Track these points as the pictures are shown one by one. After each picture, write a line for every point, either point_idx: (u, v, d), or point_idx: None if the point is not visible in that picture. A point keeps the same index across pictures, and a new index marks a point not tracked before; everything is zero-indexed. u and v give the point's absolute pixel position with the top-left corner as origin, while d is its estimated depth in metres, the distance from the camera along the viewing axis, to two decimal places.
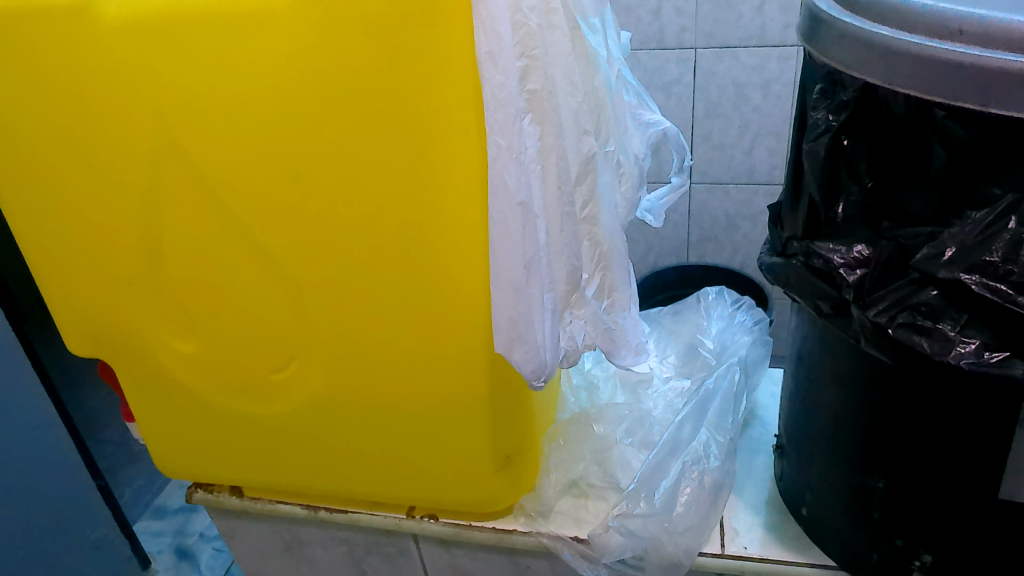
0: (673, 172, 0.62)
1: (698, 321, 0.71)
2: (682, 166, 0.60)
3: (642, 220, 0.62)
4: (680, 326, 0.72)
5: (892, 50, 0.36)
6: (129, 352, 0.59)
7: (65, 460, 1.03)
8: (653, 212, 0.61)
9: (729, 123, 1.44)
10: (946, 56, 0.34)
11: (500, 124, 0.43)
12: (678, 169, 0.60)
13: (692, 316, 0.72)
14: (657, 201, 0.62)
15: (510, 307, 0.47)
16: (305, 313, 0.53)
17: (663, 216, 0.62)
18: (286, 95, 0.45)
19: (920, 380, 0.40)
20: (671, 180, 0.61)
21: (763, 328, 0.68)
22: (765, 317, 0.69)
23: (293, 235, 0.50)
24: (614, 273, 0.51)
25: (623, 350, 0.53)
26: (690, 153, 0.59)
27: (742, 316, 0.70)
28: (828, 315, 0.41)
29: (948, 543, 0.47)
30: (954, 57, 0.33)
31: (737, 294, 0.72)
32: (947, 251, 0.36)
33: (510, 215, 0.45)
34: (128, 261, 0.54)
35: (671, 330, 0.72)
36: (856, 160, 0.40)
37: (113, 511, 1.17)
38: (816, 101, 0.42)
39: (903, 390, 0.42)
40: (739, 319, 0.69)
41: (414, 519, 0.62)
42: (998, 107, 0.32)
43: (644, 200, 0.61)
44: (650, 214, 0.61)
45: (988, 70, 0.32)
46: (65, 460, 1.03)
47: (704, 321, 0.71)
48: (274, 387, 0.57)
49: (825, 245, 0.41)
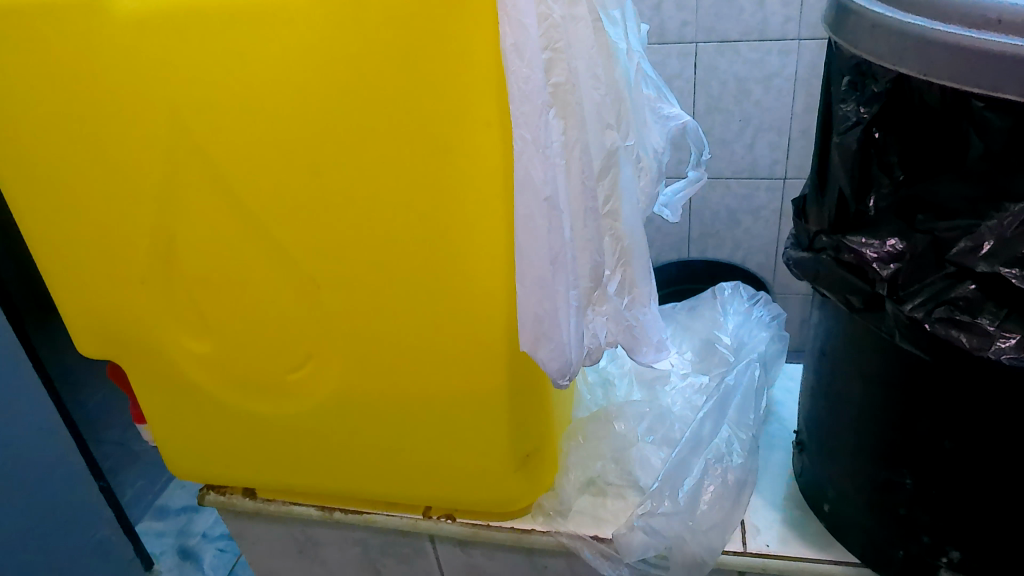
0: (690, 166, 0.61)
1: (714, 317, 0.71)
2: (699, 159, 0.59)
3: (658, 214, 0.62)
4: (695, 322, 0.72)
5: (928, 39, 0.35)
6: (142, 353, 0.58)
7: (68, 461, 1.02)
8: (670, 207, 0.61)
9: (730, 117, 1.44)
10: (986, 46, 0.33)
11: (525, 118, 0.42)
12: (695, 164, 0.59)
13: (707, 312, 0.72)
14: (674, 195, 0.61)
15: (535, 303, 0.47)
16: (322, 313, 0.52)
17: (679, 211, 0.62)
18: (305, 90, 0.44)
19: (953, 376, 0.40)
20: (688, 174, 0.60)
21: (780, 323, 0.68)
22: (781, 313, 0.69)
23: (310, 234, 0.49)
24: (636, 270, 0.51)
25: (644, 347, 0.52)
26: (707, 147, 0.59)
27: (758, 312, 0.70)
28: (860, 309, 0.41)
29: (977, 540, 0.46)
30: (994, 47, 0.33)
31: (753, 289, 0.72)
32: (985, 245, 0.35)
33: (535, 210, 0.44)
34: (141, 261, 0.53)
35: (686, 325, 0.72)
36: (887, 152, 0.39)
37: (115, 511, 1.16)
38: (844, 93, 0.41)
39: (935, 386, 0.41)
40: (756, 315, 0.69)
41: (431, 519, 0.62)
42: None
43: (660, 195, 0.60)
44: (666, 209, 0.60)
45: None
46: (68, 461, 1.02)
47: (720, 317, 0.71)
48: (289, 387, 0.56)
49: (858, 238, 0.40)
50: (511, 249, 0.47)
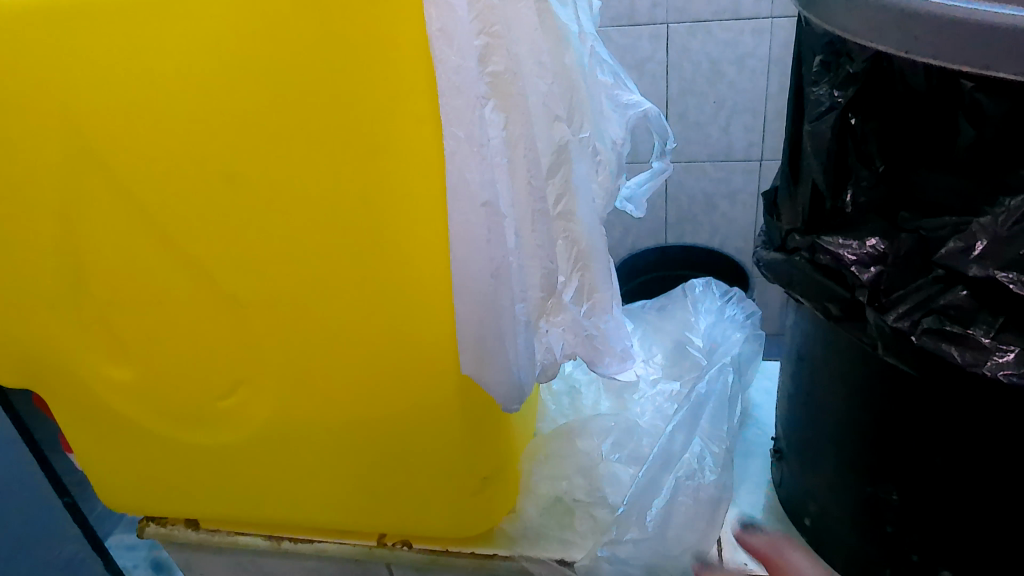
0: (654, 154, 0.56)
1: (686, 317, 0.67)
2: (663, 149, 0.54)
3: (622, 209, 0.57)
4: (666, 323, 0.67)
5: (910, 11, 0.31)
6: (58, 382, 0.52)
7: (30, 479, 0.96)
8: (634, 201, 0.56)
9: (705, 100, 1.39)
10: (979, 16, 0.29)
11: (456, 113, 0.38)
12: (659, 154, 0.54)
13: (679, 312, 0.68)
14: (638, 189, 0.56)
15: (475, 322, 0.43)
16: (249, 333, 0.47)
17: (644, 204, 0.57)
18: (212, 88, 0.39)
19: (946, 389, 0.35)
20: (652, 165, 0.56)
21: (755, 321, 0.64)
22: (755, 310, 0.65)
23: (227, 248, 0.44)
24: (595, 273, 0.46)
25: (606, 357, 0.48)
26: (671, 135, 0.54)
27: (732, 310, 0.66)
28: (838, 318, 0.36)
29: (971, 562, 0.42)
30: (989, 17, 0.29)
31: (726, 285, 0.68)
32: (977, 246, 0.31)
33: (473, 217, 0.40)
34: (46, 284, 0.47)
35: (656, 327, 0.68)
36: (866, 141, 0.35)
37: None
38: (817, 75, 0.37)
39: (924, 401, 0.37)
40: (729, 313, 0.65)
41: (386, 547, 0.57)
42: None
43: (622, 188, 0.55)
44: (630, 205, 0.56)
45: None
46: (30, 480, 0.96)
47: (691, 317, 0.67)
48: (219, 415, 0.51)
49: (834, 239, 0.36)
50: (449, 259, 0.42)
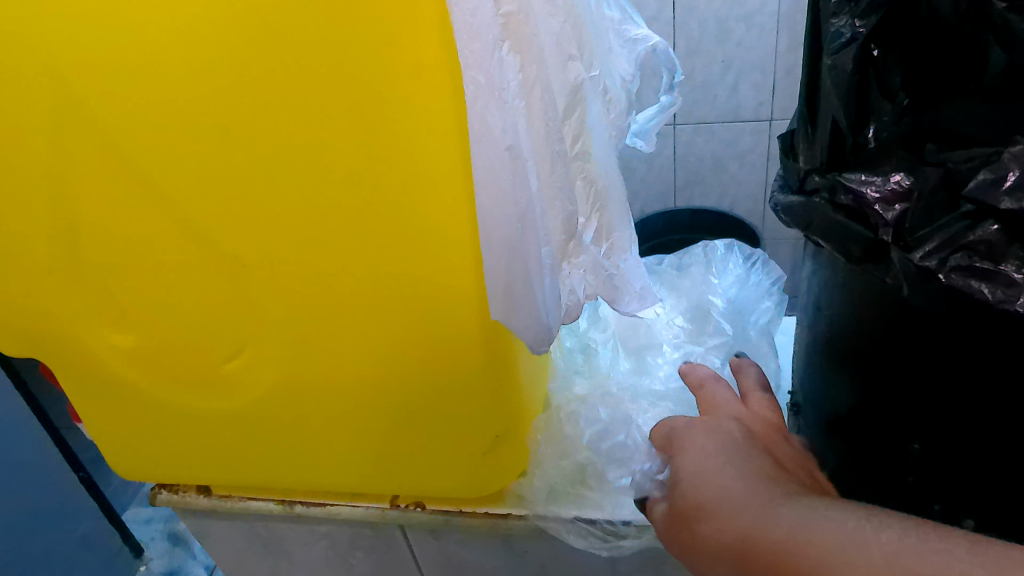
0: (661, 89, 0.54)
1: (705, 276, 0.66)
2: (671, 84, 0.53)
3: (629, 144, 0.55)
4: (685, 282, 0.66)
5: None
6: (61, 350, 0.51)
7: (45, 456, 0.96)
8: (642, 135, 0.55)
9: (712, 59, 1.36)
10: None
11: (475, 57, 0.36)
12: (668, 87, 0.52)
13: (697, 270, 0.67)
14: (645, 123, 0.54)
15: (503, 269, 0.41)
16: (253, 295, 0.46)
17: (651, 138, 0.55)
18: (204, 38, 0.37)
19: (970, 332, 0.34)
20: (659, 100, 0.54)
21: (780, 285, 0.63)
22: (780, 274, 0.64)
23: (226, 208, 0.43)
24: (612, 213, 0.45)
25: (627, 297, 0.46)
26: (680, 69, 0.52)
27: (756, 275, 0.64)
28: (860, 259, 0.35)
29: (997, 516, 0.41)
30: None
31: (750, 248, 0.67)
32: (1008, 177, 0.29)
33: (496, 162, 0.38)
34: (42, 250, 0.46)
35: (674, 286, 0.66)
36: (890, 73, 0.33)
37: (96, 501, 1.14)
38: (836, 5, 0.34)
39: (949, 347, 0.36)
40: (754, 279, 0.64)
41: (399, 509, 0.57)
42: None
43: (631, 122, 0.53)
44: (638, 139, 0.54)
45: None
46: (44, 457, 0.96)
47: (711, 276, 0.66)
48: (225, 379, 0.51)
49: (855, 176, 0.34)
50: (470, 208, 0.41)
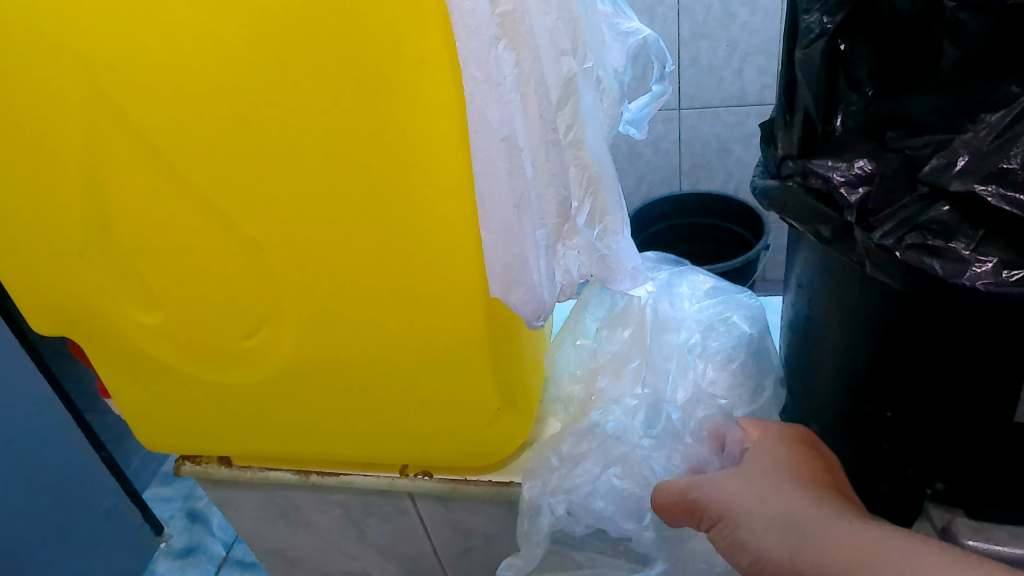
0: (655, 79, 0.57)
1: None
2: (663, 73, 0.56)
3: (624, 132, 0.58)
4: None
5: None
6: (93, 328, 0.55)
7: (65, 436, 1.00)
8: (635, 124, 0.57)
9: (717, 43, 1.38)
10: None
11: (474, 55, 0.39)
12: (659, 78, 0.55)
13: None
14: (639, 112, 0.57)
15: (502, 251, 0.44)
16: (271, 275, 0.49)
17: (646, 126, 0.58)
18: (224, 34, 0.40)
19: (935, 302, 0.37)
20: (652, 89, 0.57)
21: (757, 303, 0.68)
22: None
23: (246, 193, 0.46)
24: (606, 198, 0.48)
25: (619, 276, 0.51)
26: (671, 57, 0.55)
27: None
28: (829, 241, 0.37)
29: (962, 472, 0.45)
30: None
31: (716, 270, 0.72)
32: (959, 162, 0.32)
33: (494, 151, 0.41)
34: (76, 233, 0.50)
35: None
36: (855, 66, 0.37)
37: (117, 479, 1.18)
38: (808, 2, 0.37)
39: (914, 317, 0.39)
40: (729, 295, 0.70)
41: (408, 477, 0.61)
42: None
43: (625, 111, 0.56)
44: (632, 128, 0.57)
45: None
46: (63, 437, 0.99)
47: None
48: (244, 355, 0.54)
49: (824, 163, 0.37)
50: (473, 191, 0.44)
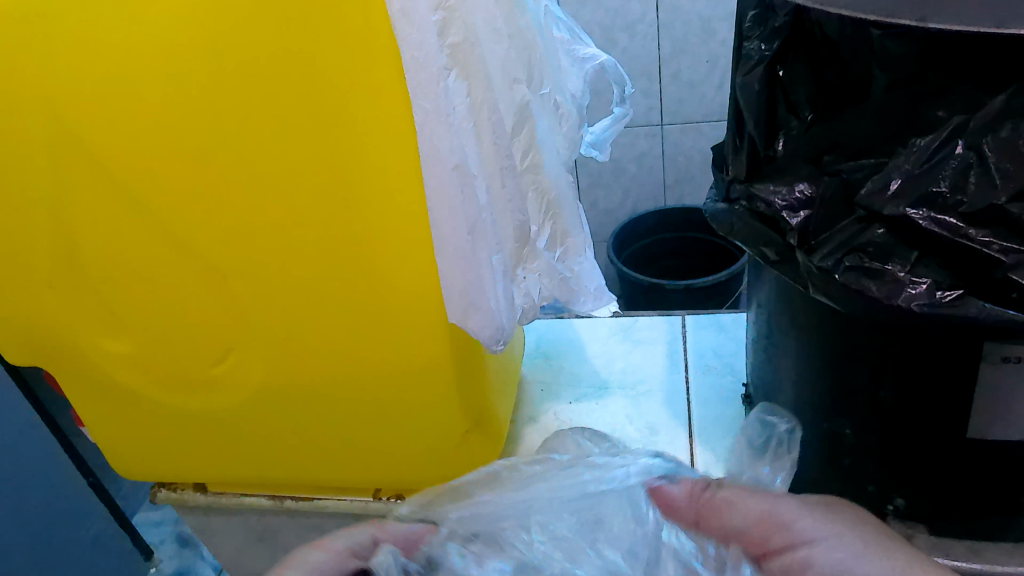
0: (616, 102, 0.58)
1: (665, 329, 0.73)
2: (623, 96, 0.57)
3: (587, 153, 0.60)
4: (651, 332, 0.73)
5: None
6: (64, 357, 0.55)
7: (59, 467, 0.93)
8: (598, 146, 0.59)
9: (698, 59, 1.34)
10: None
11: (422, 87, 0.40)
12: (619, 100, 0.56)
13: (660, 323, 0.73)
14: (602, 133, 0.58)
15: (458, 277, 0.45)
16: (236, 302, 0.50)
17: (609, 147, 0.59)
18: (180, 71, 0.41)
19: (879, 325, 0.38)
20: (613, 111, 0.58)
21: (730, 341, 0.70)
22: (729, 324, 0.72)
23: (210, 224, 0.46)
24: (566, 219, 0.51)
25: (581, 297, 0.53)
26: (629, 81, 0.56)
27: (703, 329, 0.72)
28: (774, 263, 0.37)
29: (923, 488, 0.45)
30: None
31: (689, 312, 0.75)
32: (893, 184, 0.33)
33: (446, 180, 0.43)
34: (45, 263, 0.50)
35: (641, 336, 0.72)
36: (793, 89, 0.39)
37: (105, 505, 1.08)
38: (750, 30, 0.40)
39: (862, 337, 0.40)
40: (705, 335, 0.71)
41: (381, 501, 0.61)
42: (1016, 25, 0.28)
43: (586, 134, 0.58)
44: (594, 150, 0.58)
45: None
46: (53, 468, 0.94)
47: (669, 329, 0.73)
48: (214, 381, 0.54)
49: (767, 187, 0.37)
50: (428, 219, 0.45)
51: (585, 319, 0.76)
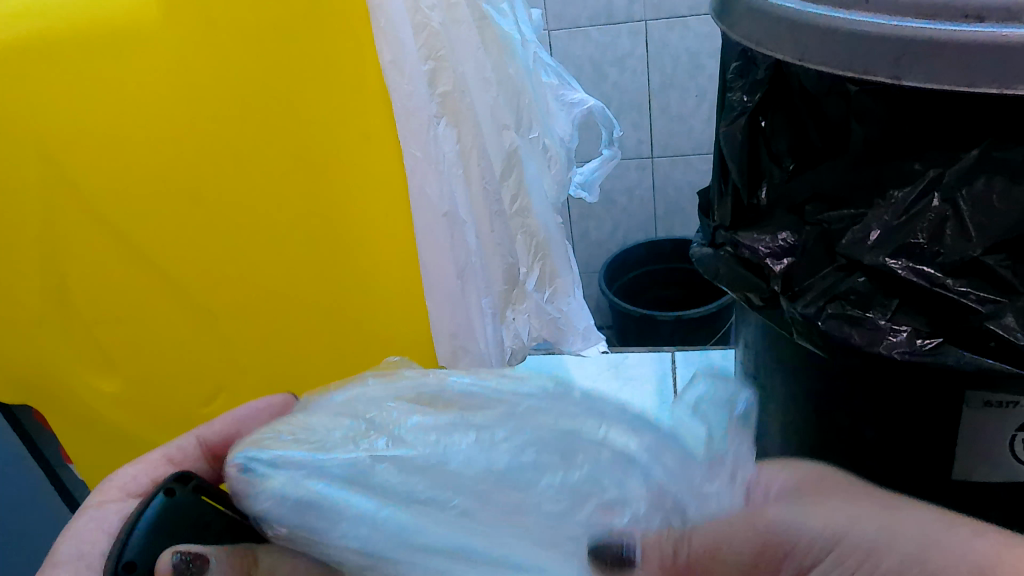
0: (604, 144, 0.60)
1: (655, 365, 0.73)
2: (611, 139, 0.58)
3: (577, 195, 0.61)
4: (641, 369, 0.73)
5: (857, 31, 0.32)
6: (49, 399, 0.53)
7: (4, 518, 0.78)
8: (587, 187, 0.60)
9: (686, 93, 1.32)
10: (909, 30, 0.31)
11: (413, 134, 0.45)
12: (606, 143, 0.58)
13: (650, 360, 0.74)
14: (590, 175, 0.60)
15: (448, 317, 0.50)
16: (225, 341, 0.49)
17: (598, 188, 0.61)
18: (173, 117, 0.42)
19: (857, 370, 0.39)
20: (602, 153, 0.59)
21: None
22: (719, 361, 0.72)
23: (199, 264, 0.46)
24: (555, 261, 0.54)
25: (571, 336, 0.57)
26: (616, 124, 0.57)
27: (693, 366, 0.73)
28: (760, 307, 0.39)
29: None
30: (913, 30, 0.31)
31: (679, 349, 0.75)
32: (872, 234, 0.34)
33: (435, 225, 0.47)
34: (33, 304, 0.49)
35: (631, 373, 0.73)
36: (775, 141, 0.39)
37: None
38: (732, 81, 0.42)
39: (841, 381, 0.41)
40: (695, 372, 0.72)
41: None
42: (985, 84, 0.30)
43: (574, 176, 0.59)
44: (583, 190, 0.59)
45: (942, 41, 0.30)
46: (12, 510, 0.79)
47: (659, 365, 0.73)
48: (207, 421, 0.55)
49: (751, 235, 0.40)
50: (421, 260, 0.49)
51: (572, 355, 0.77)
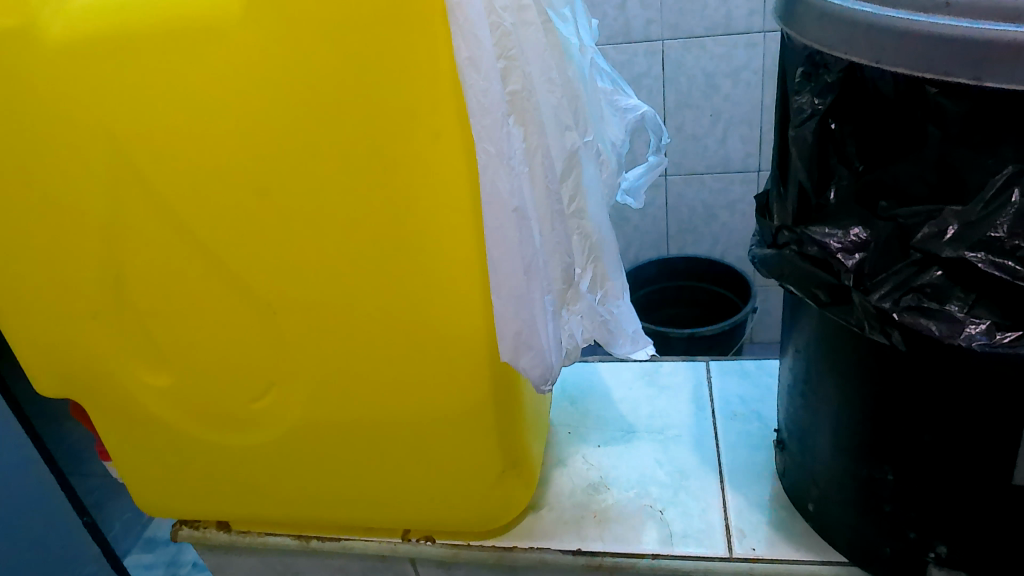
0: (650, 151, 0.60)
1: (686, 383, 0.73)
2: (658, 145, 0.59)
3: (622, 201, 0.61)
4: (678, 388, 0.73)
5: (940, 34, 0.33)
6: (101, 389, 0.54)
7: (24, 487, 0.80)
8: (632, 193, 0.60)
9: (701, 113, 1.30)
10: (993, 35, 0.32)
11: (486, 131, 0.42)
12: (654, 150, 0.58)
13: (682, 377, 0.74)
14: (636, 181, 0.60)
15: (513, 318, 0.46)
16: (282, 337, 0.50)
17: (642, 194, 0.61)
18: (247, 110, 0.43)
19: (911, 359, 0.40)
20: (648, 159, 0.60)
21: (756, 398, 0.70)
22: (762, 376, 0.72)
23: (261, 260, 0.47)
24: (605, 264, 0.51)
25: (620, 339, 0.54)
26: (667, 131, 0.58)
27: (725, 379, 0.73)
28: (827, 304, 0.41)
29: (959, 533, 0.45)
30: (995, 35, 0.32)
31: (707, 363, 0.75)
32: (948, 230, 0.35)
33: (505, 222, 0.44)
34: (92, 292, 0.50)
35: (666, 386, 0.73)
36: (845, 144, 0.39)
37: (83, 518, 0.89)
38: (799, 85, 0.42)
39: (880, 372, 0.42)
40: (730, 389, 0.72)
41: (410, 542, 0.61)
42: None
43: (621, 182, 0.59)
44: (630, 196, 0.60)
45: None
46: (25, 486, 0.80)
47: (688, 392, 0.72)
48: (252, 417, 0.54)
49: (820, 229, 0.40)
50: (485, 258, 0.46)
51: (609, 362, 0.77)
